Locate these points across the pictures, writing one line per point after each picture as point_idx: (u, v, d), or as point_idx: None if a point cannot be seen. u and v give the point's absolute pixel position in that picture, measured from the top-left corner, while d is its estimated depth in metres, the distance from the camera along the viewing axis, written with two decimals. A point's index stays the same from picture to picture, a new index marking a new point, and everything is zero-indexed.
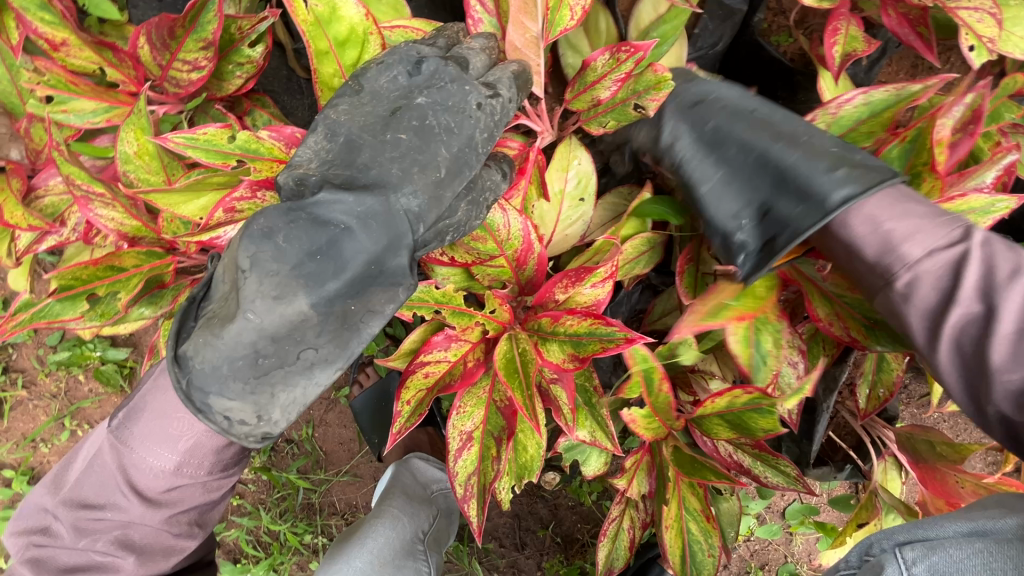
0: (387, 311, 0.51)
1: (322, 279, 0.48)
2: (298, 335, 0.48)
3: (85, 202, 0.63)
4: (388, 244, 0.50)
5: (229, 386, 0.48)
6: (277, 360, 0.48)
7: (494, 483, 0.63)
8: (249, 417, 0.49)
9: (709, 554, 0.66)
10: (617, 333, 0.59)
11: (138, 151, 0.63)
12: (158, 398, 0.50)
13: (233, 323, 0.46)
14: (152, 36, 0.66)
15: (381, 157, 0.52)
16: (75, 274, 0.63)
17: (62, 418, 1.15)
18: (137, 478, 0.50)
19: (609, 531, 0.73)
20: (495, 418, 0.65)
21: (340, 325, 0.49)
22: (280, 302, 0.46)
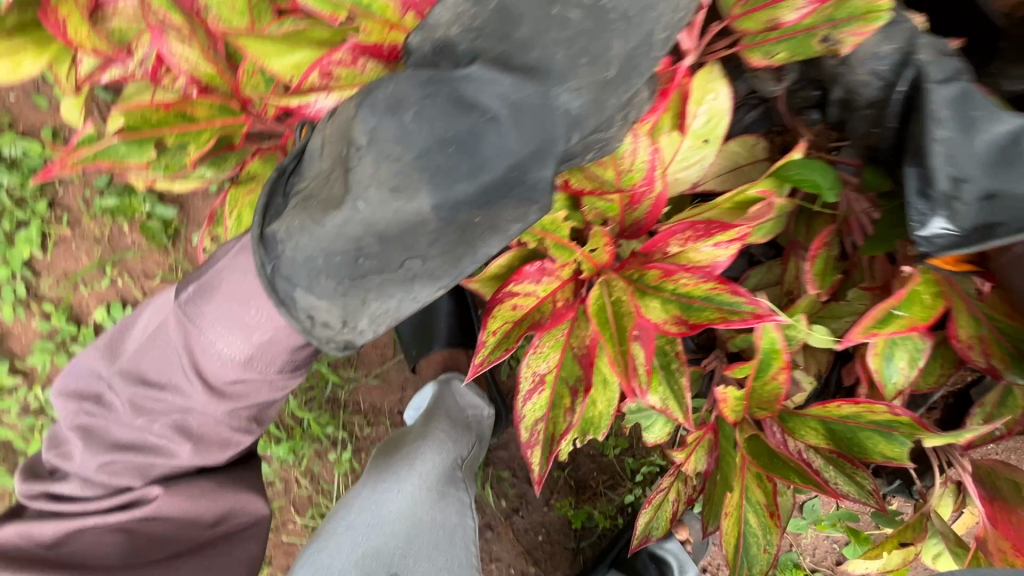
0: (512, 233, 0.45)
1: (450, 185, 0.42)
2: (407, 240, 0.44)
3: (157, 31, 0.53)
4: (535, 150, 0.43)
5: (320, 283, 0.45)
6: (377, 264, 0.45)
7: (564, 435, 0.58)
8: (334, 321, 0.47)
9: (765, 550, 0.63)
10: (745, 306, 0.52)
11: None
12: (231, 286, 0.50)
13: (339, 211, 0.43)
14: None
15: (544, 37, 0.44)
16: (144, 115, 0.56)
17: (104, 264, 1.13)
18: (203, 364, 0.52)
19: (654, 500, 0.70)
20: (572, 366, 0.59)
21: (457, 238, 0.44)
22: (398, 196, 0.42)
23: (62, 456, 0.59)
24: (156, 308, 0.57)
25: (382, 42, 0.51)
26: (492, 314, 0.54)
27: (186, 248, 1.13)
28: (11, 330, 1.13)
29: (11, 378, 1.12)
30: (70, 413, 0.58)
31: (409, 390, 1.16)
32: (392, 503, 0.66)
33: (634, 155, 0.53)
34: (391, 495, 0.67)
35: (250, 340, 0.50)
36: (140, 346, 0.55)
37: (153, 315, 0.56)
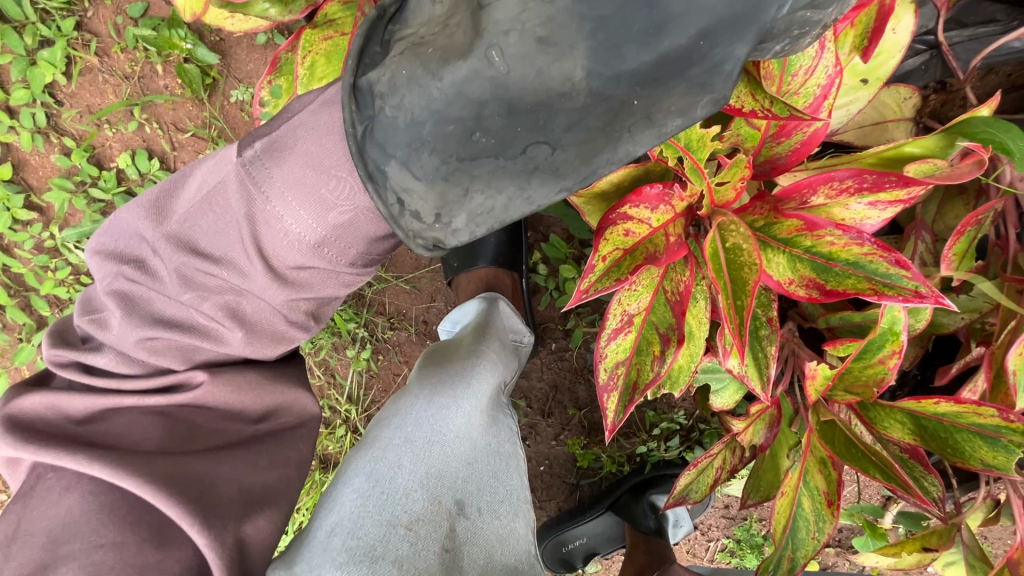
0: (668, 130, 0.35)
1: (610, 52, 0.32)
2: (541, 116, 0.34)
3: None
4: (741, 10, 0.30)
5: (422, 157, 0.37)
6: (495, 144, 0.36)
7: (645, 386, 0.53)
8: (426, 213, 0.39)
9: (814, 536, 0.58)
10: (906, 281, 0.43)
11: None
12: (310, 153, 0.43)
13: (465, 60, 0.34)
14: None
15: None
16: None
17: (132, 105, 1.03)
18: (266, 240, 0.45)
19: (700, 464, 0.66)
20: (663, 312, 0.53)
21: (604, 125, 0.34)
22: (545, 51, 0.33)
23: (96, 324, 0.52)
24: (208, 167, 0.48)
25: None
26: (602, 236, 0.46)
27: (223, 104, 1.02)
28: (29, 161, 1.05)
29: (26, 213, 1.05)
30: (103, 274, 0.51)
31: (439, 301, 1.11)
32: (456, 424, 0.61)
33: (811, 73, 0.45)
34: (454, 415, 0.61)
35: (328, 222, 0.45)
36: (192, 210, 0.47)
37: (206, 175, 0.48)
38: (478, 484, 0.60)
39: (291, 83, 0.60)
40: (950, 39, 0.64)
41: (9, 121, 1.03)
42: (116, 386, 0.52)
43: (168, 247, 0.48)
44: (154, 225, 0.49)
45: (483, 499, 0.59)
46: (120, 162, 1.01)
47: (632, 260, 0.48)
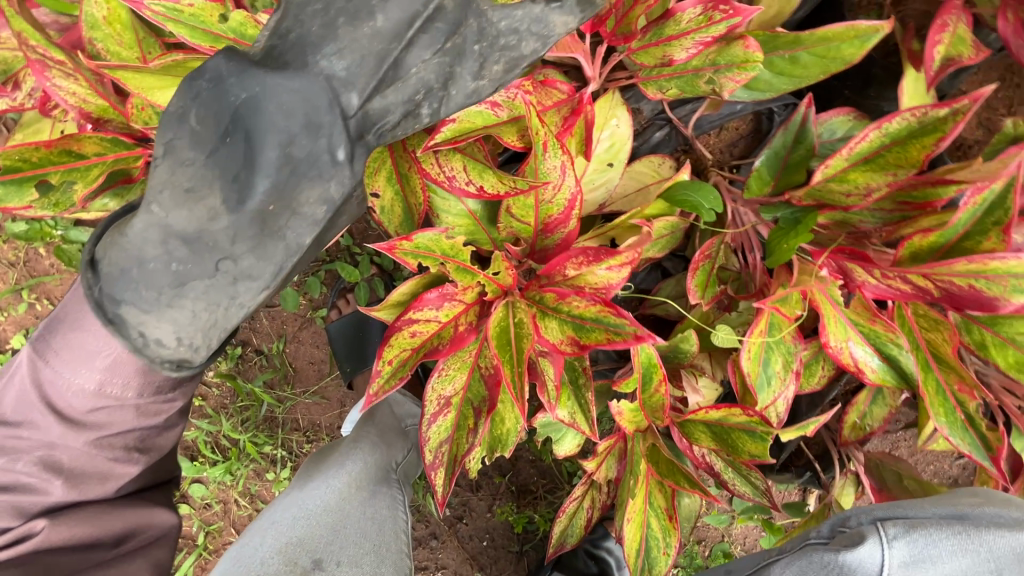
0: (318, 217, 0.45)
1: (234, 186, 0.43)
2: (211, 240, 0.44)
3: (40, 68, 0.54)
4: (305, 125, 0.43)
5: (142, 296, 0.45)
6: (192, 268, 0.44)
7: (466, 456, 0.61)
8: (167, 339, 0.46)
9: (664, 551, 0.67)
10: (627, 327, 0.54)
11: (107, 17, 0.55)
12: (71, 318, 0.50)
13: (138, 218, 0.43)
14: None
15: (303, 15, 0.43)
16: (23, 154, 0.54)
17: (19, 289, 1.09)
18: (57, 395, 0.51)
19: (569, 509, 0.74)
20: (477, 388, 0.62)
21: (261, 229, 0.44)
22: (190, 196, 0.43)
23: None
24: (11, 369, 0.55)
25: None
26: (389, 341, 0.56)
27: None
28: None
29: None
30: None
31: (349, 405, 1.16)
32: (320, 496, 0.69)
33: (559, 188, 0.57)
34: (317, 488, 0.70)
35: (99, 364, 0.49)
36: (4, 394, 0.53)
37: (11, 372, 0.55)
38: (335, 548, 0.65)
39: None
40: (678, 113, 0.78)
41: None
42: None
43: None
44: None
45: (344, 553, 0.65)
46: (12, 346, 1.06)
47: (420, 353, 0.58)
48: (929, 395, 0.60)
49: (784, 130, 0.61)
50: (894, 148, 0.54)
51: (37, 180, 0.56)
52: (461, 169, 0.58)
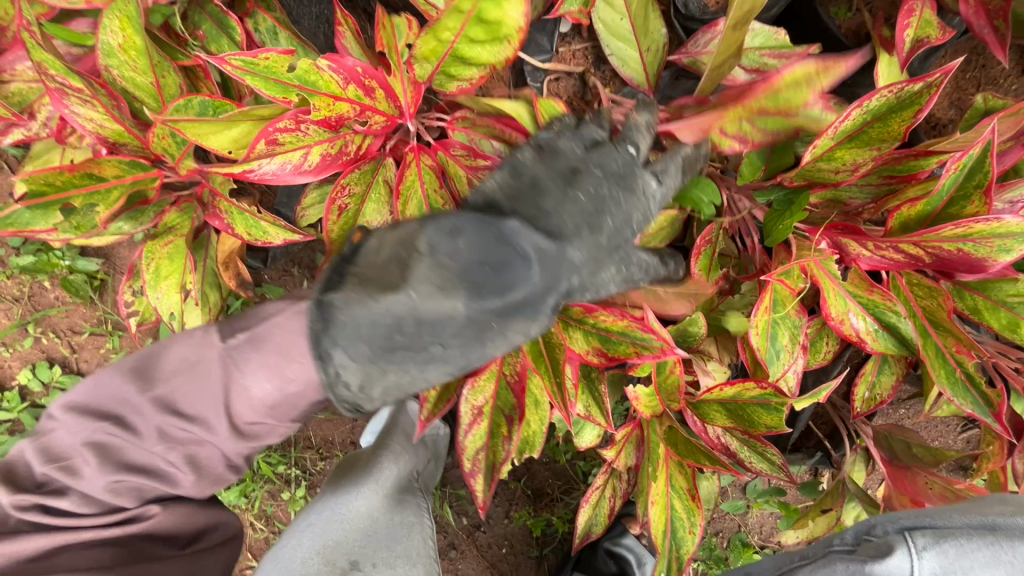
0: (513, 343, 0.49)
1: (490, 296, 0.44)
2: (436, 331, 0.46)
3: (59, 96, 0.56)
4: (547, 284, 0.46)
5: (353, 350, 0.47)
6: (408, 344, 0.47)
7: (503, 463, 0.65)
8: (353, 384, 0.49)
9: (689, 531, 0.68)
10: (654, 341, 0.58)
11: (123, 44, 0.57)
12: (277, 339, 0.54)
13: (391, 294, 0.44)
14: None
15: (563, 207, 0.49)
16: (48, 179, 0.55)
17: (25, 324, 1.10)
18: (236, 405, 0.54)
19: (591, 499, 0.75)
20: (506, 396, 0.65)
21: (475, 334, 0.46)
22: (442, 293, 0.44)
23: (65, 471, 0.54)
24: (173, 348, 0.57)
25: (330, 113, 0.56)
26: None
27: (114, 299, 1.11)
28: None
29: None
30: (77, 430, 0.54)
31: (360, 419, 1.17)
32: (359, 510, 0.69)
33: None
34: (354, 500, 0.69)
35: (275, 384, 0.54)
36: (172, 372, 0.55)
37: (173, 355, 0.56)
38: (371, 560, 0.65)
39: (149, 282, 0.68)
40: None
41: None
42: (73, 523, 0.54)
43: (144, 408, 0.54)
44: (127, 382, 0.55)
45: (379, 555, 0.66)
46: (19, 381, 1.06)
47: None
48: (929, 356, 0.63)
49: None
50: (876, 123, 0.57)
51: (59, 204, 0.58)
52: None
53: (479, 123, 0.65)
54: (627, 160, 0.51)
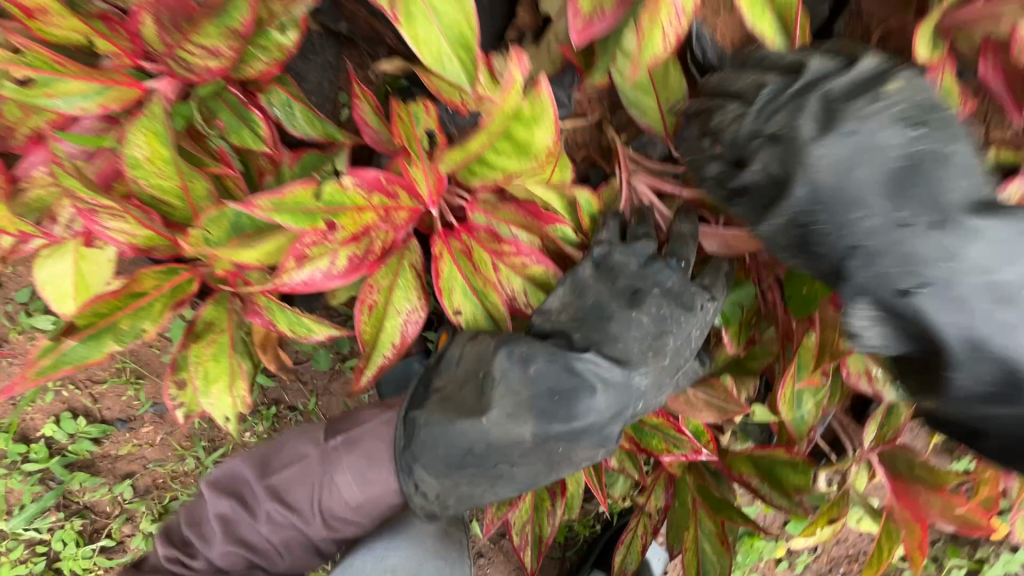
0: (577, 463, 0.62)
1: (543, 420, 0.58)
2: (505, 453, 0.60)
3: (92, 217, 0.57)
4: (615, 411, 0.59)
5: (437, 467, 0.62)
6: (479, 463, 0.61)
7: (549, 535, 0.72)
8: (430, 492, 0.65)
9: (721, 571, 0.73)
10: (687, 442, 0.70)
11: (150, 157, 0.56)
12: (365, 450, 0.69)
13: (474, 418, 0.59)
14: (160, 14, 0.51)
15: (627, 334, 0.60)
16: (96, 309, 0.56)
17: (44, 377, 1.12)
18: (328, 501, 0.70)
19: (626, 539, 0.82)
20: (551, 471, 0.73)
21: (543, 455, 0.60)
22: (513, 419, 0.58)
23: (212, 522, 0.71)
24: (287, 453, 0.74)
25: (355, 227, 0.58)
26: None
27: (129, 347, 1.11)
28: None
29: None
30: (212, 502, 0.72)
31: None
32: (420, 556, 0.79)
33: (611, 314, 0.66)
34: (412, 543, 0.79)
35: (367, 491, 0.69)
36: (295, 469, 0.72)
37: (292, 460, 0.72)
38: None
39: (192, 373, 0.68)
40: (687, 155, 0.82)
41: None
42: None
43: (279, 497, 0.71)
44: (266, 465, 0.74)
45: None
46: (45, 435, 1.09)
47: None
48: None
49: None
50: None
51: (114, 330, 0.57)
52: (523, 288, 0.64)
53: (502, 210, 0.62)
54: (677, 281, 0.60)
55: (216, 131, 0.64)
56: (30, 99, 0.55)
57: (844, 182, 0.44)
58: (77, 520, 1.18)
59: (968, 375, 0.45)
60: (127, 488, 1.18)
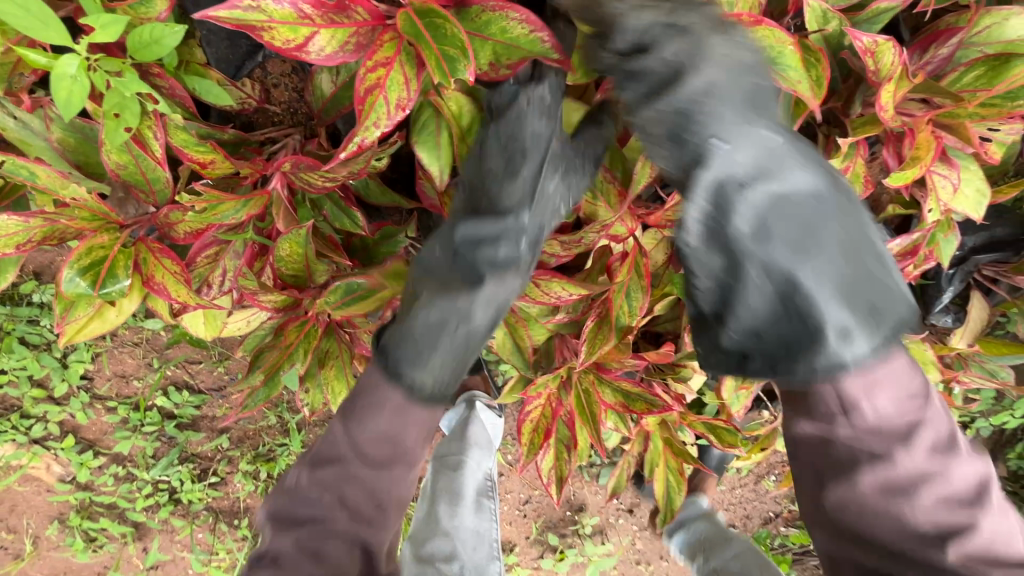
0: (501, 257, 0.74)
1: (464, 261, 0.73)
2: (450, 313, 0.71)
3: (254, 295, 0.81)
4: (507, 172, 0.75)
5: (412, 360, 0.69)
6: (439, 322, 0.71)
7: (568, 476, 0.95)
8: (427, 381, 0.69)
9: (677, 492, 1.07)
10: (660, 401, 0.91)
11: (288, 253, 0.79)
12: (293, 483, 0.71)
13: (409, 313, 0.72)
14: (296, 165, 0.75)
15: (494, 187, 0.76)
16: (278, 362, 0.88)
17: (149, 360, 1.39)
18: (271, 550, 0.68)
19: (616, 471, 1.17)
20: (564, 431, 0.96)
21: (474, 278, 0.73)
22: (450, 292, 0.72)
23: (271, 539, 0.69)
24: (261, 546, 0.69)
25: None
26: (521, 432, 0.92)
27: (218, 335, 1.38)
28: (85, 424, 1.44)
29: (97, 459, 1.46)
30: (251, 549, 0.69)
31: None
32: (474, 523, 1.23)
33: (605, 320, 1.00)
34: (467, 518, 1.23)
35: (308, 513, 0.69)
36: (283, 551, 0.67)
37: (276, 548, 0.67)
38: (480, 560, 1.17)
39: (312, 383, 0.96)
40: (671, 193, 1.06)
41: (62, 407, 1.40)
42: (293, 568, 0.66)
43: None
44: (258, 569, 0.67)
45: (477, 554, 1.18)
46: (161, 404, 1.39)
47: (542, 433, 0.93)
48: None
49: None
50: None
51: (278, 371, 0.88)
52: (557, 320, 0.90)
53: None
54: (495, 104, 0.76)
55: (322, 217, 0.87)
56: (206, 218, 0.77)
57: (726, 88, 0.59)
58: (189, 464, 1.51)
59: (759, 287, 0.57)
60: (225, 439, 1.51)
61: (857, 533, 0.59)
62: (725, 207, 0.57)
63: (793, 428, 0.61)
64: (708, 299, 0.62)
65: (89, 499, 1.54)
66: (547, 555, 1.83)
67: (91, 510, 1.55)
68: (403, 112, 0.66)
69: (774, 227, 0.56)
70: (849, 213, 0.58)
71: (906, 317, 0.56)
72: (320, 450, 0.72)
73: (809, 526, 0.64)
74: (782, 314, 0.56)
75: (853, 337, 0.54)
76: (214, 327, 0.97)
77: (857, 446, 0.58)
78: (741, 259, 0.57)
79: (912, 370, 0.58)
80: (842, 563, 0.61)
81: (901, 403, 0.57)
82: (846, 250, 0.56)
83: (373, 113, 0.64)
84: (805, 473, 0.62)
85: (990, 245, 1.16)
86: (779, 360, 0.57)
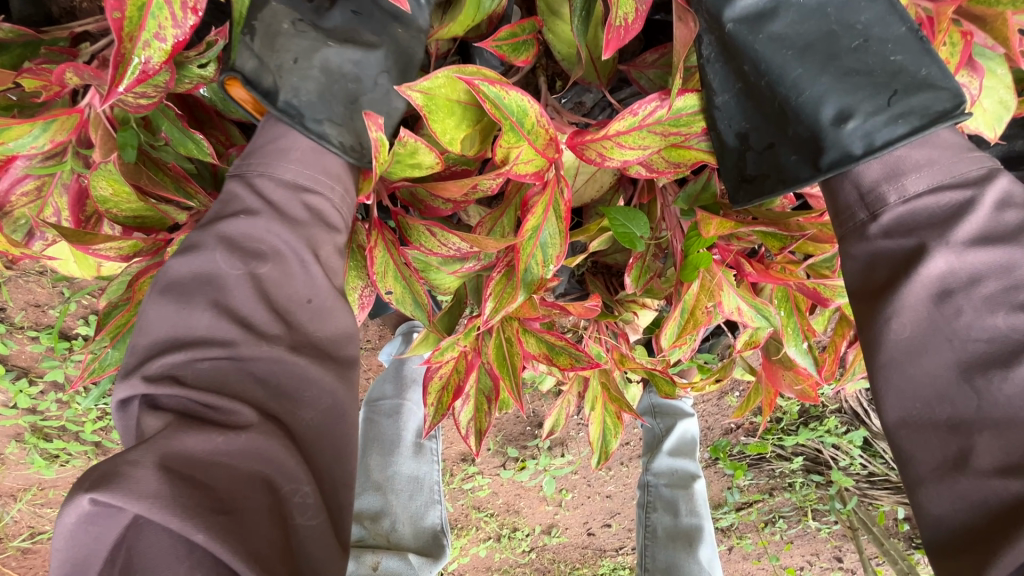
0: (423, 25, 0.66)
1: (371, 19, 0.65)
2: (366, 69, 0.64)
3: (83, 244, 0.64)
4: None
5: (331, 111, 0.62)
6: (354, 83, 0.63)
7: (488, 429, 0.88)
8: (351, 143, 0.63)
9: (614, 435, 1.01)
10: (585, 358, 0.80)
11: (114, 193, 0.63)
12: (150, 442, 0.40)
13: (308, 67, 0.62)
14: (80, 74, 0.58)
15: None
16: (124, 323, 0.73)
17: (60, 289, 1.29)
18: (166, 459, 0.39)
19: (555, 408, 1.12)
20: (485, 381, 0.87)
21: (394, 46, 0.65)
22: (363, 54, 0.64)
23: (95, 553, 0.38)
24: (109, 516, 0.37)
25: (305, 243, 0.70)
26: (428, 389, 0.84)
27: None
28: (11, 353, 1.37)
29: (35, 386, 1.42)
30: (102, 526, 0.38)
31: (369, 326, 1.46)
32: (412, 469, 1.16)
33: None
34: (405, 464, 1.16)
35: (198, 453, 0.41)
36: (179, 366, 0.46)
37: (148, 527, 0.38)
38: (418, 505, 1.14)
39: None
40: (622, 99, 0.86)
41: None
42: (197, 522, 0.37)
43: (161, 545, 0.37)
44: (132, 457, 0.38)
45: (414, 502, 1.14)
46: (83, 335, 1.31)
47: (452, 390, 0.84)
48: (787, 331, 0.88)
49: (696, 178, 0.79)
50: None
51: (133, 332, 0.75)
52: (466, 268, 0.75)
53: (425, 207, 0.74)
54: None
55: (162, 144, 0.70)
56: None
57: None
58: None
59: (830, 121, 0.59)
60: None
61: (964, 460, 0.47)
62: (753, 12, 0.61)
63: (880, 322, 0.53)
64: (728, 123, 0.65)
65: (39, 422, 1.50)
66: (508, 464, 1.87)
67: (44, 432, 1.52)
68: (196, 16, 0.48)
69: (792, 29, 0.61)
70: (877, 7, 0.60)
71: (949, 108, 0.54)
72: (199, 263, 0.51)
73: (894, 428, 0.52)
74: (796, 110, 0.61)
75: (887, 126, 0.56)
76: (86, 271, 0.78)
77: (954, 321, 0.50)
78: (755, 52, 0.61)
79: (1020, 209, 0.52)
80: (960, 510, 0.46)
81: (1022, 254, 0.50)
82: (889, 61, 0.59)
83: (149, 19, 0.46)
84: (890, 392, 0.52)
85: (1007, 161, 0.96)
86: (810, 155, 0.60)
